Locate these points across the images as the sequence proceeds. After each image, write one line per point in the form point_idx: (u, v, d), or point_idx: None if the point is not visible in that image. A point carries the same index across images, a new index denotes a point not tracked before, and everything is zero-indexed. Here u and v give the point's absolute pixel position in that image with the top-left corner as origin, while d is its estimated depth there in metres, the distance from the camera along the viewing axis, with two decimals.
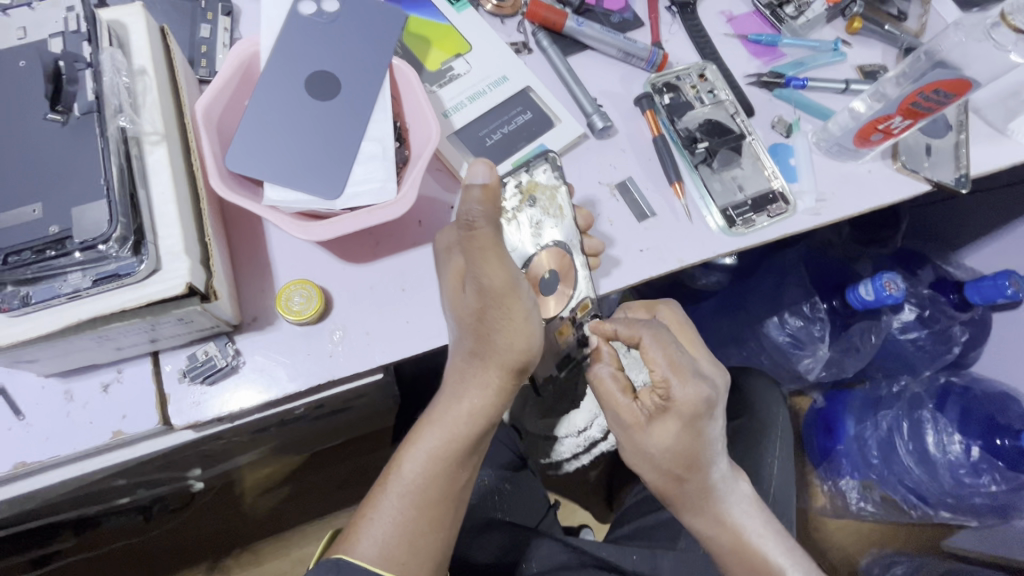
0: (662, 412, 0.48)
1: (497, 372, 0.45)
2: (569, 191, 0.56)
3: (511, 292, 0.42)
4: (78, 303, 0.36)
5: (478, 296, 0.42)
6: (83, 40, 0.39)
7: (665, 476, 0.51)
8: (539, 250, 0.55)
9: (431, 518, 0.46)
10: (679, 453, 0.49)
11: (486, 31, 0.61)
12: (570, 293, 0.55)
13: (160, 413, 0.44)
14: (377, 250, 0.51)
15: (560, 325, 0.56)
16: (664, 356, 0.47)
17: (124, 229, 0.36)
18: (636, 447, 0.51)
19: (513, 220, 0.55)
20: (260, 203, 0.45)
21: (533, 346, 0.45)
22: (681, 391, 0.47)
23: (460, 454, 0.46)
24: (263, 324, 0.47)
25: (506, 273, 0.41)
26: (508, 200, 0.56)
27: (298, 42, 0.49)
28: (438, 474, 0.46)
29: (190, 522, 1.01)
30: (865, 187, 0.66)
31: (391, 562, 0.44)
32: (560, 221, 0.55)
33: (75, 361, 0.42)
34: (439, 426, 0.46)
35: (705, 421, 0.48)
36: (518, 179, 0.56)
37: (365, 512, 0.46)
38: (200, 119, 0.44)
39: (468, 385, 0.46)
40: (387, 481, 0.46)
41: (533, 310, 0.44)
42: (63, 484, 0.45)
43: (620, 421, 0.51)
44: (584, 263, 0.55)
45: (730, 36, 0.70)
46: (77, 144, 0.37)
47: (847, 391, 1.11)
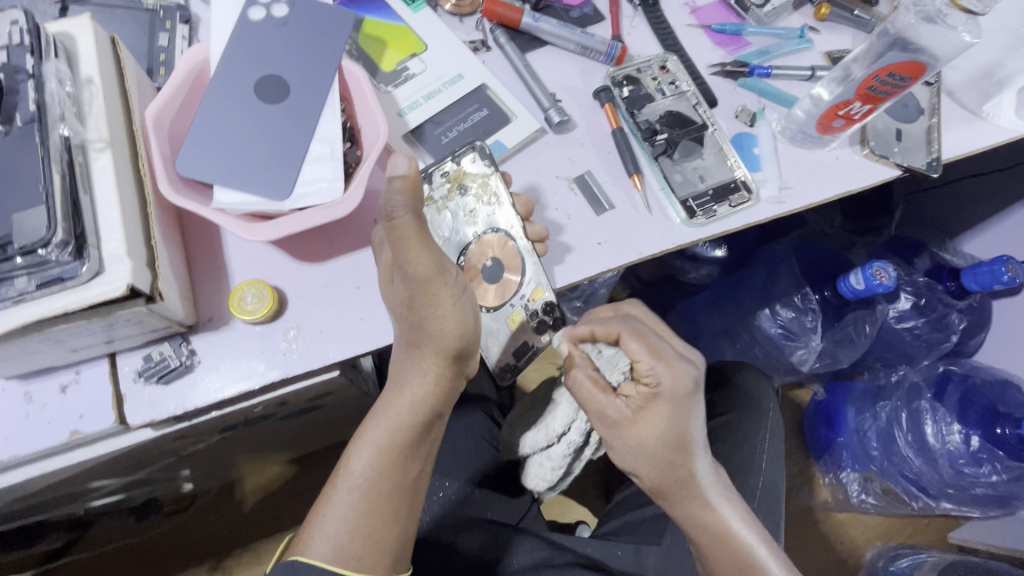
0: (652, 400, 0.50)
1: (434, 360, 0.47)
2: (501, 178, 0.56)
3: (436, 278, 0.42)
4: (23, 306, 0.37)
5: (405, 285, 0.43)
6: (27, 53, 0.40)
7: (657, 466, 0.50)
8: (478, 237, 0.56)
9: (383, 512, 0.46)
10: (672, 437, 0.49)
11: (443, 30, 0.61)
12: (514, 280, 0.56)
13: (116, 412, 0.45)
14: (332, 249, 0.51)
15: (510, 312, 0.56)
16: (644, 345, 0.52)
17: (64, 234, 0.37)
18: (627, 444, 0.50)
19: (446, 209, 0.57)
20: (210, 206, 0.46)
21: (466, 330, 0.46)
22: (664, 372, 0.50)
23: (407, 445, 0.48)
24: (218, 324, 0.48)
25: (429, 259, 0.42)
26: (436, 189, 0.56)
27: (248, 47, 0.50)
28: (387, 466, 0.47)
29: (187, 525, 1.03)
30: (831, 175, 0.65)
31: (345, 556, 0.44)
32: (495, 207, 0.56)
33: (35, 363, 0.43)
34: (383, 418, 0.48)
35: (692, 399, 0.51)
36: (445, 169, 0.56)
37: (318, 511, 0.47)
38: (149, 124, 0.45)
39: (409, 377, 0.48)
40: (338, 476, 0.47)
41: (464, 295, 0.45)
42: (30, 483, 0.46)
43: (605, 421, 0.51)
44: (526, 246, 0.55)
45: (694, 27, 0.70)
46: (19, 153, 0.38)
47: (849, 382, 1.12)
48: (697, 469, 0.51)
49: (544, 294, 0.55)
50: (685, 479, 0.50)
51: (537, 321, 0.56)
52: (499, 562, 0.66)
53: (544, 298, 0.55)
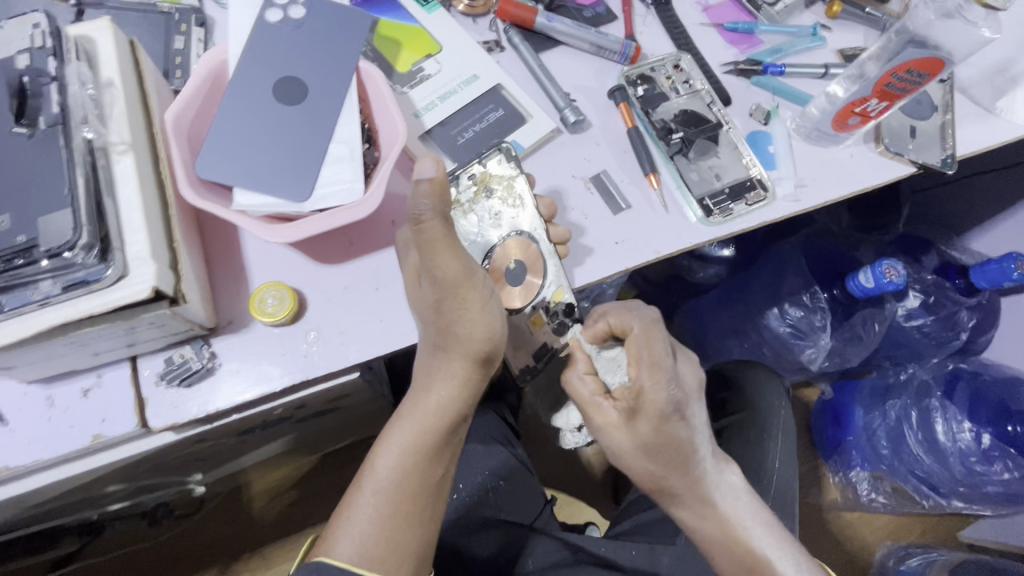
0: (634, 414, 0.48)
1: (460, 363, 0.46)
2: (526, 180, 0.56)
3: (465, 282, 0.43)
4: (48, 309, 0.37)
5: (433, 288, 0.43)
6: (49, 55, 0.40)
7: (639, 472, 0.51)
8: (502, 241, 0.56)
9: (407, 514, 0.46)
10: (653, 452, 0.48)
11: (457, 30, 0.61)
12: (537, 283, 0.56)
13: (138, 415, 0.45)
14: (352, 251, 0.51)
15: (533, 315, 0.56)
16: (639, 355, 0.48)
17: (90, 236, 0.37)
18: (609, 446, 0.52)
19: (472, 212, 0.56)
20: (230, 208, 0.46)
21: (494, 334, 0.45)
22: (648, 391, 0.47)
23: (432, 447, 0.47)
24: (238, 327, 0.48)
25: (456, 262, 0.42)
26: (461, 192, 0.56)
27: (265, 50, 0.50)
28: (411, 469, 0.47)
29: (198, 529, 1.03)
30: (846, 173, 0.65)
31: (369, 561, 0.44)
32: (519, 210, 0.56)
33: (56, 367, 0.43)
34: (410, 420, 0.47)
35: (675, 420, 0.47)
36: (471, 171, 0.56)
37: (342, 514, 0.46)
38: (168, 127, 0.45)
39: (435, 379, 0.47)
40: (363, 479, 0.47)
41: (491, 298, 0.45)
42: (51, 487, 0.46)
43: (594, 421, 0.52)
44: (549, 249, 0.55)
45: (706, 25, 0.70)
46: (43, 156, 0.38)
47: (856, 381, 1.11)
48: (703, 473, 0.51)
49: (566, 296, 0.56)
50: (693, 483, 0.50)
51: (556, 323, 0.56)
52: (515, 566, 0.67)
53: (566, 299, 0.56)
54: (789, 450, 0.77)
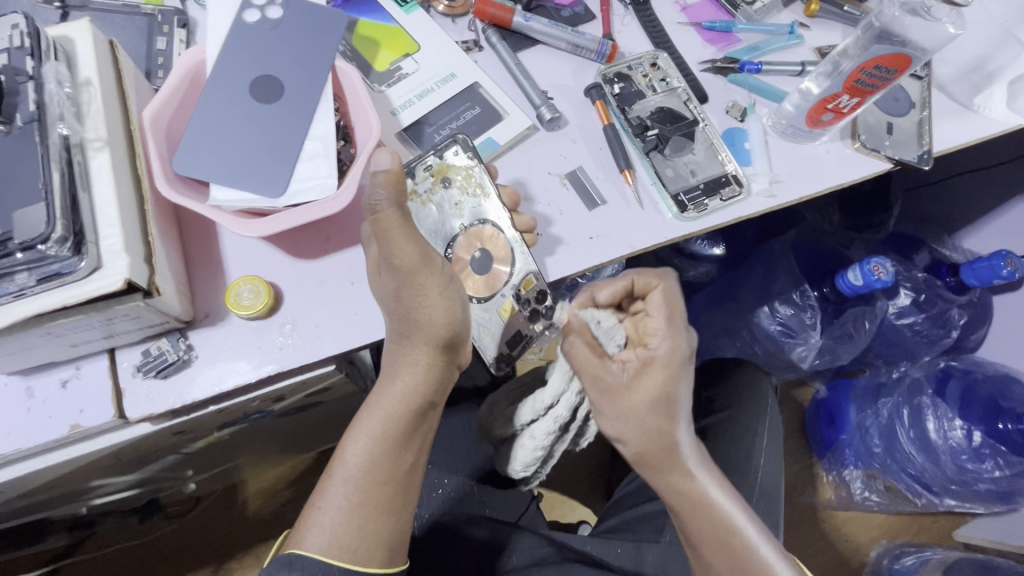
0: (647, 366, 0.51)
1: (424, 349, 0.48)
2: (484, 169, 0.57)
3: (422, 268, 0.44)
4: (24, 301, 0.38)
5: (392, 276, 0.45)
6: (26, 55, 0.41)
7: (642, 433, 0.50)
8: (464, 230, 0.57)
9: (377, 502, 0.47)
10: (662, 404, 0.50)
11: (435, 30, 0.63)
12: (504, 270, 0.56)
13: (116, 406, 0.46)
14: (327, 245, 0.52)
15: (501, 303, 0.57)
16: (663, 307, 0.52)
17: (64, 230, 0.38)
18: (613, 409, 0.50)
19: (431, 203, 0.57)
20: (205, 203, 0.47)
21: (454, 318, 0.47)
22: (665, 342, 0.51)
23: (399, 436, 0.48)
24: (215, 320, 0.49)
25: (415, 249, 0.43)
26: (419, 184, 0.57)
27: (242, 49, 0.51)
28: (380, 456, 0.48)
29: (190, 526, 1.04)
30: (823, 169, 0.66)
31: (342, 548, 0.45)
32: (480, 198, 0.57)
33: (35, 358, 0.44)
34: (376, 410, 0.49)
35: (681, 372, 0.51)
36: (428, 162, 0.57)
37: (314, 505, 0.47)
38: (146, 124, 0.46)
39: (400, 367, 0.49)
40: (333, 469, 0.48)
41: (450, 284, 0.46)
42: (32, 477, 0.47)
43: (599, 386, 0.51)
44: (514, 237, 0.56)
45: (684, 24, 0.71)
46: (20, 152, 0.39)
47: (851, 379, 1.11)
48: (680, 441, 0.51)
49: (536, 283, 0.56)
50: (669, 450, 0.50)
51: (529, 310, 0.57)
52: (497, 562, 0.66)
53: (536, 286, 0.56)
54: (775, 447, 0.77)
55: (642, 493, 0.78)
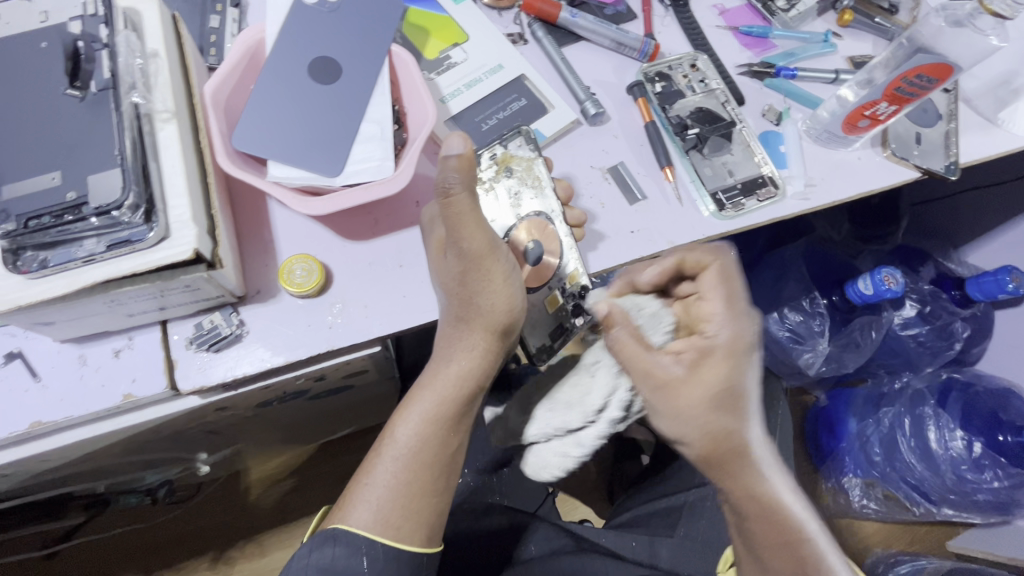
0: (704, 355, 0.48)
1: (481, 334, 0.49)
2: (545, 163, 0.58)
3: (488, 254, 0.46)
4: (93, 267, 0.39)
5: (458, 260, 0.46)
6: (101, 23, 0.41)
7: (708, 433, 0.48)
8: (518, 221, 0.57)
9: (423, 483, 0.47)
10: (728, 395, 0.47)
11: (483, 22, 0.63)
12: (553, 263, 0.57)
13: (168, 377, 0.46)
14: (377, 228, 0.53)
15: (549, 295, 0.58)
16: (723, 290, 0.50)
17: (136, 198, 0.38)
18: (669, 406, 0.48)
19: (492, 191, 0.58)
20: (264, 180, 0.47)
21: (512, 306, 0.48)
22: (725, 327, 0.48)
23: (451, 419, 0.49)
24: (266, 297, 0.49)
25: (483, 235, 0.45)
26: (484, 171, 0.58)
27: (300, 31, 0.52)
28: (430, 438, 0.48)
29: (196, 511, 1.03)
30: (853, 174, 0.67)
31: (386, 525, 0.46)
32: (538, 191, 0.57)
33: (90, 327, 0.44)
34: (429, 392, 0.49)
35: (746, 359, 0.49)
36: (493, 151, 0.58)
37: (361, 481, 0.48)
38: (207, 100, 0.47)
39: (455, 351, 0.49)
40: (382, 447, 0.49)
41: (511, 271, 0.48)
42: (76, 447, 0.47)
43: (651, 380, 0.48)
44: (566, 232, 0.56)
45: (721, 28, 0.72)
46: (93, 119, 0.39)
47: (850, 389, 1.13)
48: (749, 438, 0.49)
49: (581, 278, 0.57)
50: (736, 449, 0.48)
51: (572, 304, 0.57)
52: (514, 554, 0.65)
53: (580, 282, 0.57)
54: (786, 448, 0.78)
55: (655, 491, 0.79)
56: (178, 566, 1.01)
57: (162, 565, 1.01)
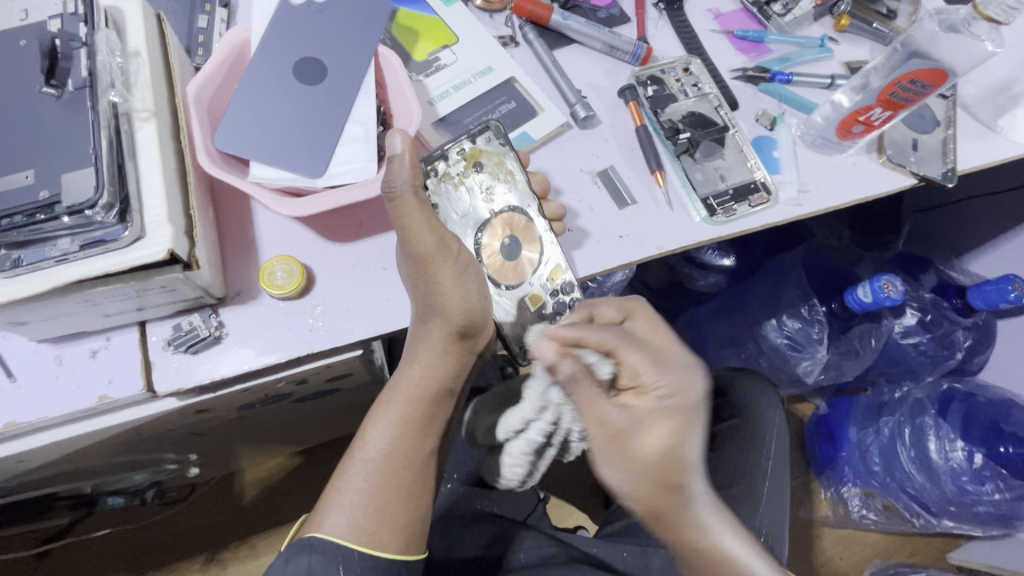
0: (644, 408, 0.47)
1: (441, 334, 0.51)
2: (517, 157, 0.57)
3: (440, 252, 0.48)
4: (68, 266, 0.38)
5: (412, 260, 0.48)
6: (80, 22, 0.41)
7: (656, 486, 0.46)
8: (493, 216, 0.58)
9: (395, 486, 0.47)
10: (673, 455, 0.47)
11: (474, 24, 0.63)
12: (532, 258, 0.57)
13: (145, 379, 0.45)
14: (361, 230, 0.52)
15: (530, 292, 0.57)
16: (644, 358, 0.48)
17: (111, 197, 0.38)
18: (627, 455, 0.47)
19: (462, 185, 0.58)
20: (245, 180, 0.47)
21: (469, 302, 0.50)
22: (674, 385, 0.47)
23: (419, 419, 0.50)
24: (247, 298, 0.49)
25: (432, 233, 0.47)
26: (452, 166, 0.57)
27: (287, 31, 0.51)
28: (397, 440, 0.49)
29: (187, 514, 1.03)
30: (848, 180, 0.66)
31: (359, 531, 0.45)
32: (511, 185, 0.57)
33: (66, 327, 0.44)
34: (393, 395, 0.51)
35: (693, 415, 0.48)
36: (461, 146, 0.57)
37: (332, 490, 0.48)
38: (190, 100, 0.46)
39: (418, 352, 0.51)
40: (352, 453, 0.49)
41: (466, 270, 0.50)
42: (54, 448, 0.47)
43: (601, 432, 0.48)
44: (544, 226, 0.56)
45: (716, 32, 0.71)
46: (69, 118, 0.39)
47: (852, 397, 1.11)
48: (697, 495, 0.47)
49: (562, 274, 0.56)
50: (684, 506, 0.46)
51: (554, 301, 0.57)
52: (505, 559, 0.64)
53: (562, 277, 0.56)
54: (782, 460, 0.73)
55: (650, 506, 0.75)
56: (167, 570, 1.01)
57: (151, 568, 1.01)
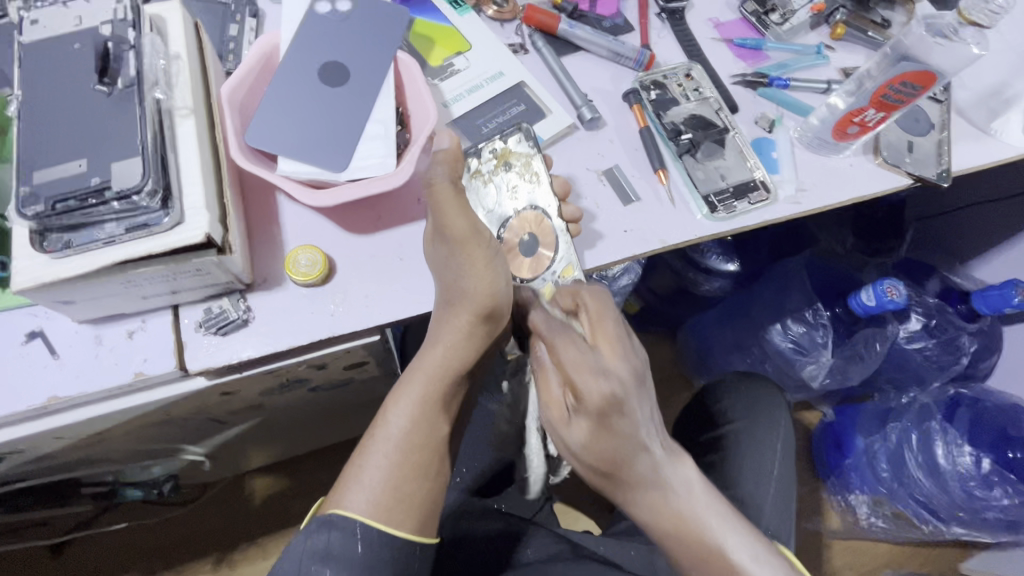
0: (577, 410, 0.49)
1: (466, 317, 0.51)
2: (542, 159, 0.60)
3: (471, 238, 0.48)
4: (114, 247, 0.42)
5: (444, 245, 0.49)
6: (128, 26, 0.45)
7: (601, 460, 0.49)
8: (517, 213, 0.60)
9: (413, 467, 0.49)
10: (602, 452, 0.48)
11: (486, 32, 0.67)
12: (548, 256, 0.59)
13: (178, 358, 0.48)
14: (379, 223, 0.55)
15: (543, 287, 0.59)
16: (571, 357, 0.48)
17: (155, 183, 0.41)
18: (565, 443, 0.52)
19: (491, 182, 0.61)
20: (274, 174, 0.51)
21: (497, 289, 0.50)
22: (585, 390, 0.47)
23: (441, 400, 0.52)
24: (272, 285, 0.52)
25: (465, 220, 0.48)
26: (482, 163, 0.61)
27: (312, 37, 0.55)
28: (420, 420, 0.51)
29: (200, 512, 1.05)
30: (845, 181, 0.68)
31: (377, 508, 0.47)
32: (536, 186, 0.60)
33: (107, 308, 0.47)
34: (418, 372, 0.52)
35: (619, 417, 0.47)
36: (493, 146, 0.61)
37: (353, 468, 0.49)
38: (224, 100, 0.50)
39: (442, 331, 0.52)
40: (374, 432, 0.51)
41: (496, 257, 0.50)
42: (90, 424, 0.50)
43: (549, 415, 0.53)
44: (561, 226, 0.58)
45: (716, 40, 0.74)
46: (119, 112, 0.43)
47: (859, 406, 1.13)
48: (648, 467, 0.49)
49: (575, 272, 0.59)
50: (637, 476, 0.49)
51: None
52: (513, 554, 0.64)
53: (574, 276, 0.59)
54: (788, 464, 0.73)
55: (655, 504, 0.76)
56: (179, 568, 1.03)
57: (165, 565, 1.03)
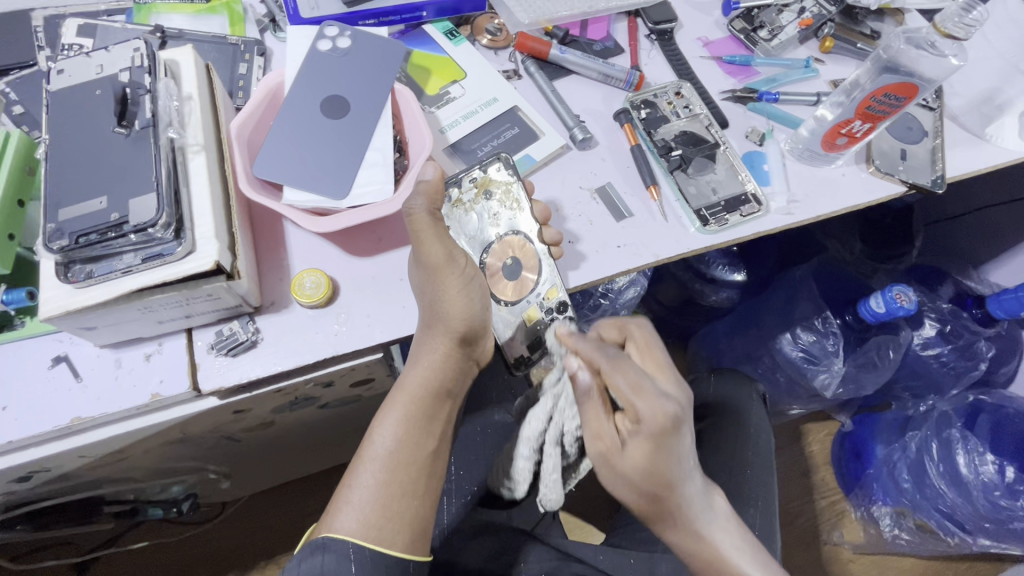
0: (634, 431, 0.49)
1: (443, 339, 0.55)
2: (522, 186, 0.63)
3: (445, 265, 0.52)
4: (132, 276, 0.45)
5: (422, 271, 0.53)
6: (144, 72, 0.49)
7: (655, 486, 0.49)
8: (500, 238, 0.63)
9: (401, 485, 0.51)
10: (656, 474, 0.48)
11: (481, 60, 0.70)
12: (531, 278, 0.61)
13: (191, 379, 0.51)
14: (380, 245, 0.58)
15: (527, 308, 0.62)
16: (626, 380, 0.50)
17: (169, 216, 0.45)
18: (613, 470, 0.50)
19: (472, 211, 0.63)
20: (279, 203, 0.54)
21: (471, 312, 0.55)
22: (645, 408, 0.48)
23: (423, 418, 0.54)
24: (280, 307, 0.54)
25: (441, 248, 0.52)
26: (464, 193, 0.63)
27: (315, 73, 0.59)
28: (405, 439, 0.53)
29: (218, 530, 1.07)
30: (839, 190, 0.69)
31: (368, 527, 0.49)
32: (516, 213, 0.62)
33: (126, 332, 0.50)
34: (401, 394, 0.55)
35: (673, 438, 0.48)
36: (473, 175, 0.63)
37: (344, 490, 0.51)
38: (232, 135, 0.53)
39: (421, 354, 0.55)
40: (362, 453, 0.53)
41: (469, 283, 0.55)
42: (110, 443, 0.53)
43: (595, 442, 0.52)
44: (543, 249, 0.61)
45: (706, 58, 0.76)
46: (136, 153, 0.46)
47: (877, 415, 1.11)
48: (691, 494, 0.50)
49: (559, 294, 0.61)
50: (676, 507, 0.50)
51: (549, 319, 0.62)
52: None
53: (558, 297, 0.61)
54: (761, 456, 0.72)
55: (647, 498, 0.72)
56: None
57: None
